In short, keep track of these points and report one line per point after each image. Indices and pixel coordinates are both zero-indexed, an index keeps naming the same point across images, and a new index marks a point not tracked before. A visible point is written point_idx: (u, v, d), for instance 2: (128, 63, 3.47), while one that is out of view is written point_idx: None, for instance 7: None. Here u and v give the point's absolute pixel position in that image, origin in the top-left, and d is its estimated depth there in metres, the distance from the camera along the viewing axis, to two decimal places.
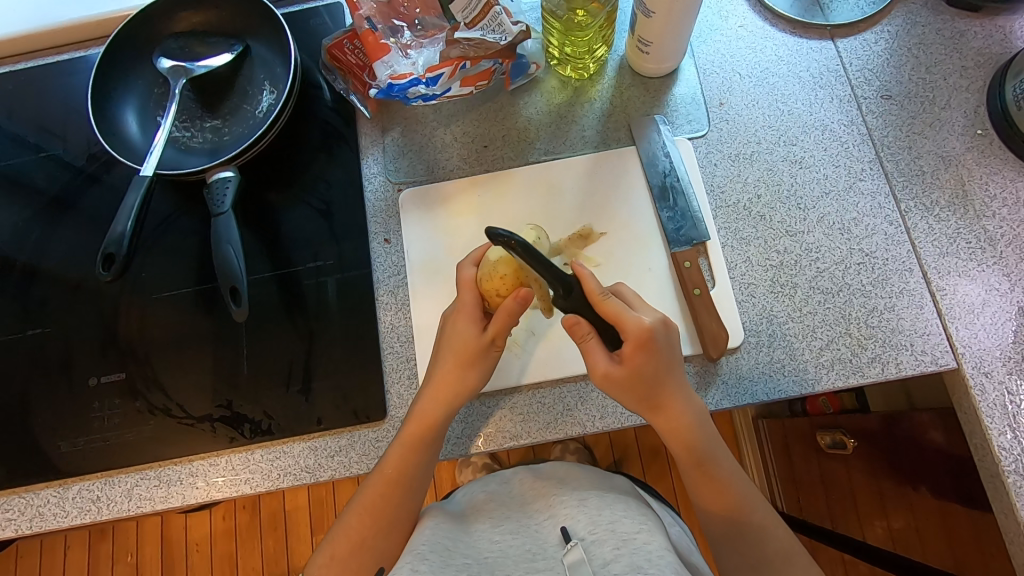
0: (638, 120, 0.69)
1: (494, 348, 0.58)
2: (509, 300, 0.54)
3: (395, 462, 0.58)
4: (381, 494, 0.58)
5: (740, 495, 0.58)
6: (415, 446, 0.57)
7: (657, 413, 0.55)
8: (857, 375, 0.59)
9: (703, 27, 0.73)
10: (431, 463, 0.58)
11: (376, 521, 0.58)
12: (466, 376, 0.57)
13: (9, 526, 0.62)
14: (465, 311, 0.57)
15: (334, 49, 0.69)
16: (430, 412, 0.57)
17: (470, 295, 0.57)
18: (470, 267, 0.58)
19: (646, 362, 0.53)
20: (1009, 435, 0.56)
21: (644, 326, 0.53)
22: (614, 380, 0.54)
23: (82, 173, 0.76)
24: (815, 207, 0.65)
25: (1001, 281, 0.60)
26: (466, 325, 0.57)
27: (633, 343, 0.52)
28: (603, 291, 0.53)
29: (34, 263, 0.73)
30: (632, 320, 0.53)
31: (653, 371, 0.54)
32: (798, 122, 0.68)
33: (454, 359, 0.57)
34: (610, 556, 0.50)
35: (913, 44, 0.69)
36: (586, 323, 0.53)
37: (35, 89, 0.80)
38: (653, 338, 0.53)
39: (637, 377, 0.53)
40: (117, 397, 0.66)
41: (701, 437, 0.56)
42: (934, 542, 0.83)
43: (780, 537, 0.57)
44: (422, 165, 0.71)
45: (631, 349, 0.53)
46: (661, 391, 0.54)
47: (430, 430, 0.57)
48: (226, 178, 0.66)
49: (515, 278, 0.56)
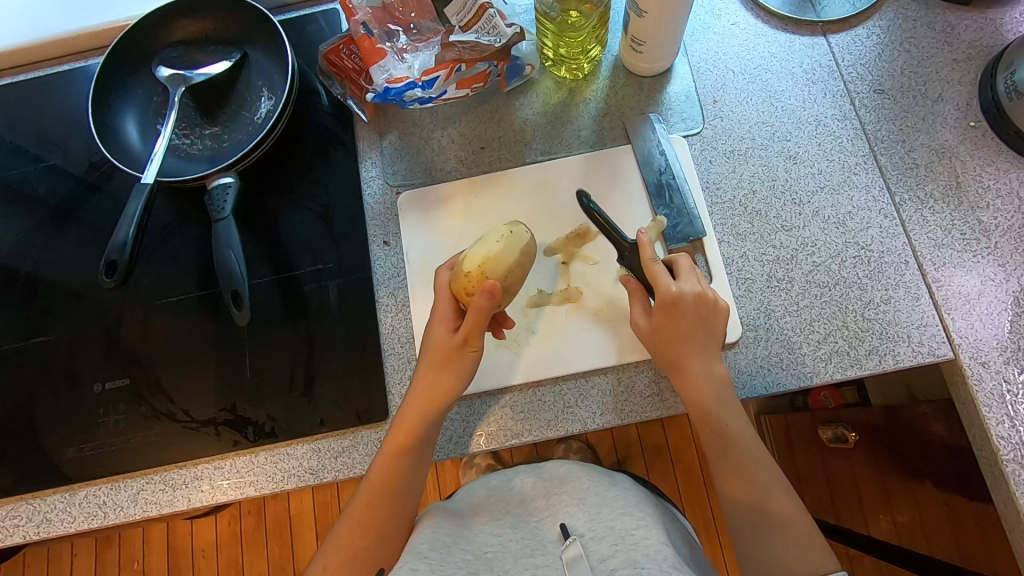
0: (633, 118, 0.70)
1: (469, 349, 0.57)
2: (477, 296, 0.54)
3: (379, 469, 0.58)
4: (369, 504, 0.58)
5: (751, 480, 0.56)
6: (399, 453, 0.58)
7: (676, 373, 0.58)
8: (855, 368, 0.60)
9: (696, 26, 0.73)
10: (419, 470, 0.58)
11: (367, 530, 0.58)
12: (442, 376, 0.57)
13: (17, 532, 0.63)
14: (440, 312, 0.59)
15: (332, 54, 0.70)
16: (412, 418, 0.57)
17: (445, 297, 0.60)
18: (446, 271, 0.61)
19: (670, 324, 0.57)
20: (1007, 425, 0.56)
21: (671, 291, 0.56)
22: (642, 334, 0.58)
23: (83, 182, 0.77)
24: (810, 202, 0.65)
25: (996, 272, 0.60)
26: (438, 326, 0.58)
27: (662, 304, 0.57)
28: (655, 257, 0.58)
29: (37, 272, 0.74)
30: (664, 284, 0.57)
31: (680, 332, 0.57)
32: (791, 118, 0.69)
33: (431, 362, 0.58)
34: (608, 551, 0.51)
35: (904, 38, 0.70)
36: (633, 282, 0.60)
37: (36, 100, 0.81)
38: (681, 302, 0.56)
39: (659, 334, 0.57)
40: (122, 403, 0.66)
41: (721, 413, 0.57)
42: (937, 535, 0.88)
43: (795, 531, 0.54)
44: (420, 168, 0.72)
45: (660, 308, 0.57)
46: (680, 351, 0.57)
47: (414, 436, 0.57)
48: (226, 184, 0.67)
49: (480, 275, 0.57)
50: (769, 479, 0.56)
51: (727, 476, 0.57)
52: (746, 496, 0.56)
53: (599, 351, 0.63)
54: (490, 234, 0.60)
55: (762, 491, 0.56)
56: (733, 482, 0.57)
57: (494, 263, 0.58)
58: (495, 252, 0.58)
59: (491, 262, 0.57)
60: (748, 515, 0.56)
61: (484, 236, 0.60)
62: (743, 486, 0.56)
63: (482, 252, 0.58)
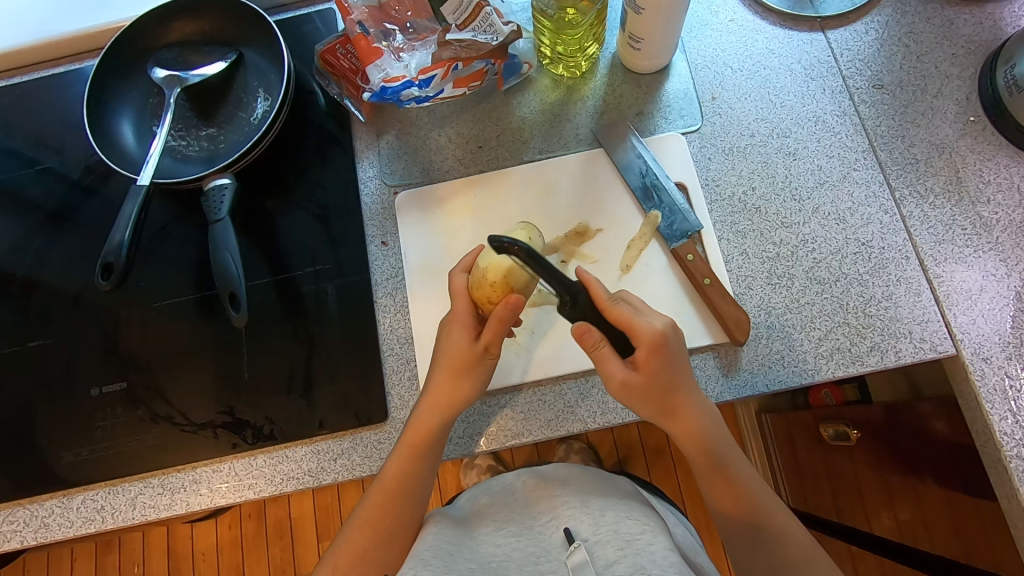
0: (608, 127, 0.69)
1: (489, 358, 0.57)
2: (498, 309, 0.52)
3: (394, 472, 0.58)
4: (381, 505, 0.58)
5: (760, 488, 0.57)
6: (413, 455, 0.57)
7: (672, 418, 0.55)
8: (857, 365, 0.59)
9: (693, 23, 0.73)
10: (431, 471, 0.58)
11: (378, 531, 0.58)
12: (461, 384, 0.57)
13: (15, 538, 0.62)
14: (458, 319, 0.58)
15: (327, 54, 0.70)
16: (427, 420, 0.57)
17: (462, 305, 0.58)
18: (462, 274, 0.58)
19: (661, 368, 0.53)
20: (1010, 421, 0.56)
21: (656, 330, 0.52)
22: (632, 389, 0.53)
23: (79, 184, 0.77)
24: (811, 198, 0.65)
25: (998, 267, 0.60)
26: (458, 334, 0.57)
27: (646, 348, 0.52)
28: (609, 296, 0.52)
29: (33, 276, 0.74)
30: (643, 324, 0.52)
31: (670, 376, 0.54)
32: (790, 114, 0.68)
33: (449, 368, 0.57)
34: (614, 557, 0.50)
35: (903, 33, 0.69)
36: (593, 331, 0.51)
37: (31, 102, 0.80)
38: (667, 338, 0.52)
39: (653, 384, 0.53)
40: (119, 406, 0.66)
41: (716, 439, 0.56)
42: (943, 532, 0.80)
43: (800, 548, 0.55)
44: (418, 168, 0.72)
45: (645, 353, 0.52)
46: (677, 397, 0.54)
47: (429, 437, 0.57)
48: (222, 186, 0.66)
49: (505, 283, 0.55)
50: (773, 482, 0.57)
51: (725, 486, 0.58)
52: (755, 503, 0.57)
53: None
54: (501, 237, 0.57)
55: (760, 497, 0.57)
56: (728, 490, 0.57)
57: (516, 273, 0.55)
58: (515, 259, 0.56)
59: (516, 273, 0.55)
60: (749, 518, 0.57)
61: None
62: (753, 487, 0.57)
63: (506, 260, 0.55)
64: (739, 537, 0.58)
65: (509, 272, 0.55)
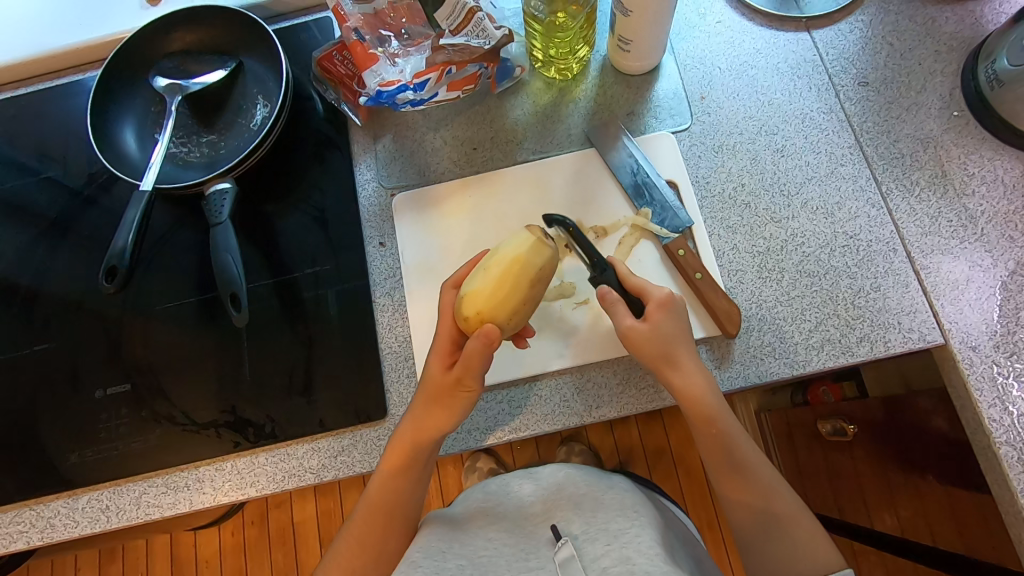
0: (598, 128, 0.71)
1: (462, 391, 0.55)
2: (472, 342, 0.52)
3: (377, 489, 0.59)
4: (368, 521, 0.59)
5: (759, 486, 0.57)
6: (394, 473, 0.58)
7: (670, 368, 0.56)
8: (847, 355, 0.60)
9: (682, 26, 0.75)
10: (414, 489, 0.59)
11: (364, 548, 0.59)
12: (434, 411, 0.56)
13: (21, 538, 0.63)
14: (442, 344, 0.57)
15: (325, 61, 0.72)
16: (405, 442, 0.58)
17: (448, 324, 0.58)
18: (451, 291, 0.59)
19: (664, 321, 0.56)
20: (998, 407, 0.56)
21: (666, 292, 0.58)
22: (636, 337, 0.56)
23: (81, 194, 0.78)
24: (799, 193, 0.66)
25: (984, 257, 0.61)
26: (436, 362, 0.57)
27: (656, 304, 0.57)
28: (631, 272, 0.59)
29: (36, 285, 0.75)
30: (655, 288, 0.58)
31: (671, 330, 0.57)
32: (777, 112, 0.70)
33: (429, 399, 0.57)
34: (601, 552, 0.52)
35: (887, 32, 0.71)
36: (615, 294, 0.57)
37: (35, 115, 0.82)
38: (676, 301, 0.58)
39: (656, 333, 0.56)
40: (123, 407, 0.67)
41: (710, 397, 0.56)
42: (941, 523, 0.84)
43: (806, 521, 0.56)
44: (413, 170, 0.73)
45: (655, 308, 0.57)
46: (676, 350, 0.56)
47: (406, 458, 0.58)
48: (223, 192, 0.67)
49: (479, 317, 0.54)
50: (779, 484, 0.58)
51: (722, 482, 0.58)
52: (751, 500, 0.57)
53: (592, 347, 0.63)
54: (485, 259, 0.56)
55: (767, 482, 0.57)
56: (727, 469, 0.58)
57: (490, 305, 0.54)
58: (486, 290, 0.54)
59: (490, 308, 0.54)
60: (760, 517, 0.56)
61: (484, 264, 0.56)
62: (751, 476, 0.57)
63: (484, 283, 0.54)
64: (760, 535, 0.56)
65: (491, 302, 0.54)
